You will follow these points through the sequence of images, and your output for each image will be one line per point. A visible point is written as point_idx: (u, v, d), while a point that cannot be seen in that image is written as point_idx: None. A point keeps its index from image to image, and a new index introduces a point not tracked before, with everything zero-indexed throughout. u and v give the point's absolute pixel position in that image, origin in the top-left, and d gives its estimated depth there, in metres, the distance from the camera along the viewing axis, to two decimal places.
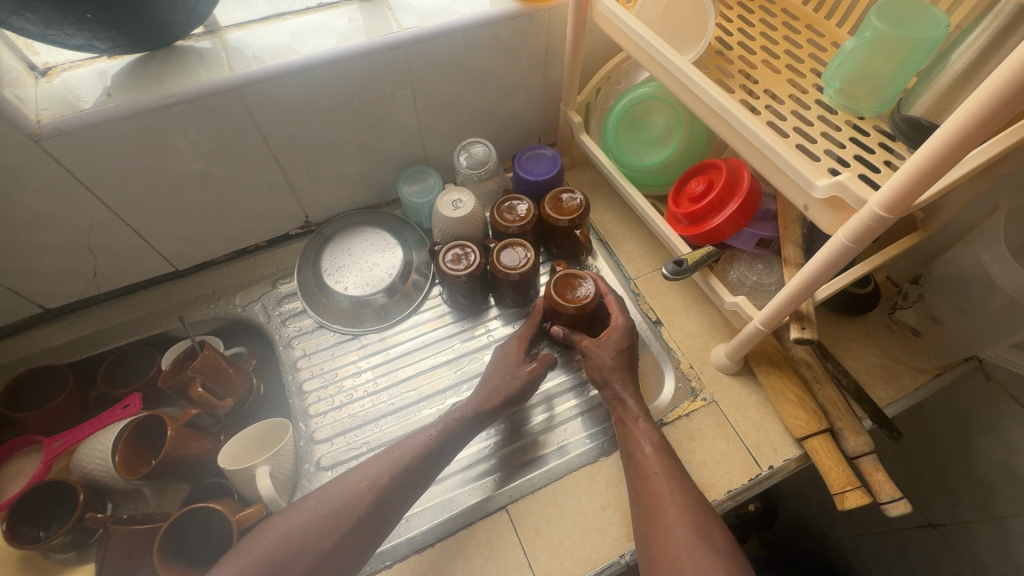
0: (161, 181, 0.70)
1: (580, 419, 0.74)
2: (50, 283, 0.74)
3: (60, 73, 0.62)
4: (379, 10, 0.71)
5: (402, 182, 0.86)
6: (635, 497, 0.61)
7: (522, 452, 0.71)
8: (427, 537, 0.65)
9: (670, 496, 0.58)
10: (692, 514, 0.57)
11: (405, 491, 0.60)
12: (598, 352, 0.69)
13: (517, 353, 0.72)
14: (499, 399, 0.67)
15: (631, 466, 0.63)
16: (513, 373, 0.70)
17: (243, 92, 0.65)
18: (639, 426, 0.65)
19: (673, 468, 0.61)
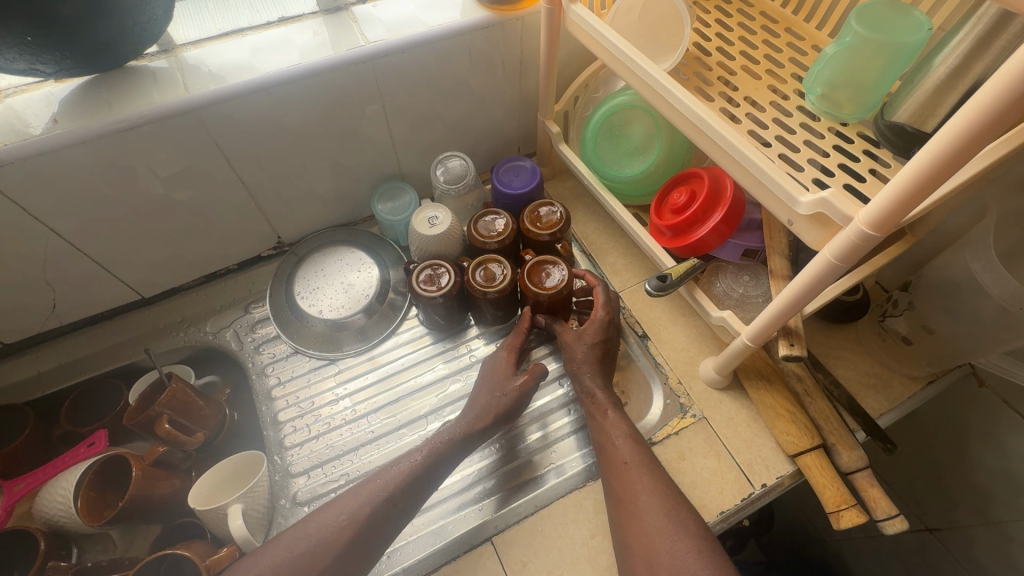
0: (119, 210, 0.66)
1: (568, 442, 0.72)
2: (6, 319, 0.71)
3: (3, 99, 0.59)
4: (345, 23, 0.68)
5: (377, 200, 0.83)
6: (609, 490, 0.61)
7: (515, 475, 0.69)
8: (419, 568, 0.63)
9: (641, 484, 0.58)
10: (662, 499, 0.56)
11: (386, 527, 0.57)
12: (581, 353, 0.68)
13: (502, 374, 0.69)
14: (490, 415, 0.65)
15: (603, 457, 0.63)
16: (502, 391, 0.67)
17: (201, 113, 0.61)
18: (609, 419, 0.65)
19: (645, 457, 0.60)
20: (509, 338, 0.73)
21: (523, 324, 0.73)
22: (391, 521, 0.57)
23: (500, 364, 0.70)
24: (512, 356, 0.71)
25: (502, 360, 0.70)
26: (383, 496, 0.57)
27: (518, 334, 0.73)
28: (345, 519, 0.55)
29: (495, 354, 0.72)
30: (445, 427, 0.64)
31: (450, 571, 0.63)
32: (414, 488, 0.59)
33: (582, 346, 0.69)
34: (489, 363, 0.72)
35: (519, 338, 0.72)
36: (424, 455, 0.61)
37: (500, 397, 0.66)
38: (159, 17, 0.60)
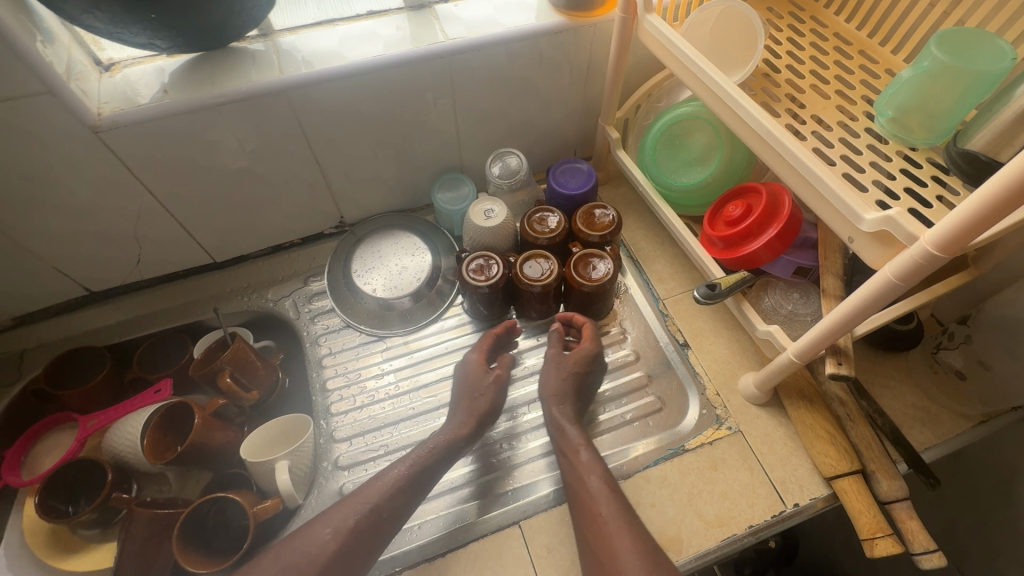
0: (206, 176, 0.72)
1: (544, 460, 0.72)
2: (98, 267, 0.78)
3: (122, 69, 0.65)
4: (427, 20, 0.72)
5: (437, 189, 0.86)
6: (584, 539, 0.60)
7: (488, 489, 0.69)
8: (428, 550, 0.65)
9: (619, 538, 0.57)
10: (642, 559, 0.55)
11: (382, 533, 0.59)
12: (571, 379, 0.71)
13: (477, 378, 0.73)
14: (479, 416, 0.69)
15: (579, 502, 0.62)
16: (479, 386, 0.72)
17: (290, 94, 0.66)
18: (582, 460, 0.64)
19: (621, 510, 0.59)
20: (478, 342, 0.77)
21: (490, 339, 0.77)
22: (385, 530, 0.59)
23: (470, 365, 0.74)
24: (481, 355, 0.75)
25: (476, 360, 0.75)
26: (379, 502, 0.60)
27: (485, 343, 0.77)
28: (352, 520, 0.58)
29: (475, 354, 0.76)
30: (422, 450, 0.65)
31: (475, 549, 0.65)
32: (403, 498, 0.61)
33: (571, 374, 0.72)
34: (460, 373, 0.75)
35: (488, 346, 0.77)
36: (415, 471, 0.63)
37: (478, 397, 0.71)
38: (264, 4, 0.65)
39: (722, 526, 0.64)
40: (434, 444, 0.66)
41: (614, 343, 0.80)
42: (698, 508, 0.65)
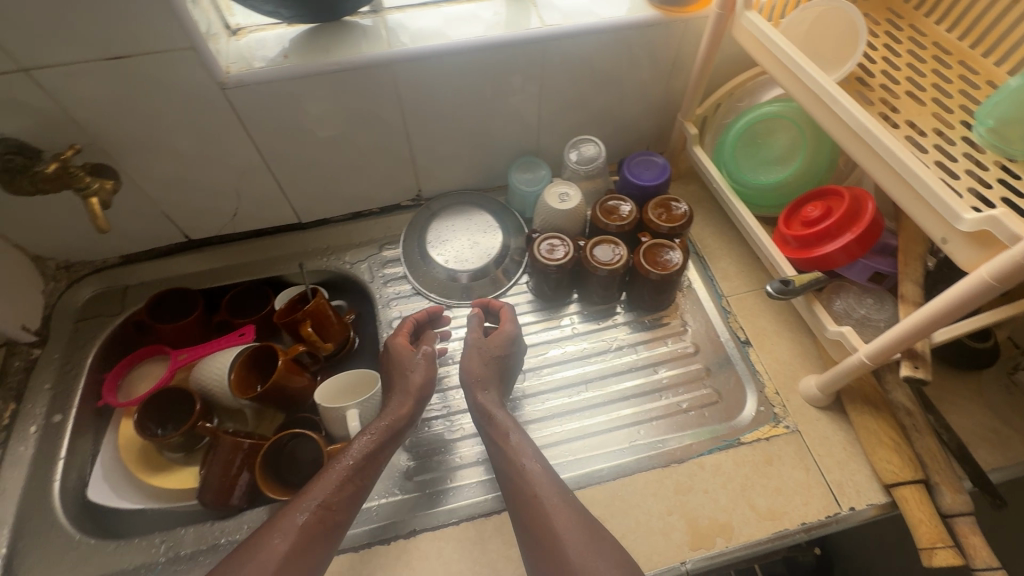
0: (307, 139, 0.77)
1: (480, 466, 0.73)
2: (200, 217, 0.84)
3: (248, 34, 0.71)
4: (525, 7, 0.76)
5: (514, 170, 0.89)
6: (517, 517, 0.60)
7: (426, 489, 0.71)
8: (356, 539, 0.66)
9: (554, 518, 0.57)
10: (582, 537, 0.56)
11: (332, 530, 0.58)
12: (495, 363, 0.71)
13: (402, 362, 0.72)
14: (416, 391, 0.69)
15: (514, 484, 0.62)
16: (403, 365, 0.71)
17: (395, 66, 0.71)
18: (512, 443, 0.64)
19: (559, 490, 0.60)
20: (397, 326, 0.77)
21: (408, 325, 0.77)
22: (338, 523, 0.59)
23: (393, 350, 0.73)
24: (401, 337, 0.75)
25: (398, 346, 0.73)
26: (325, 496, 0.59)
27: (403, 328, 0.76)
28: (300, 521, 0.57)
29: (394, 338, 0.75)
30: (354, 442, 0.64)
31: None
32: (349, 489, 0.61)
33: (490, 360, 0.71)
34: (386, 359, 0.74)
35: (407, 331, 0.76)
36: (358, 462, 0.62)
37: (401, 379, 0.70)
38: None
39: (774, 519, 0.64)
40: (368, 432, 0.65)
41: (673, 334, 0.82)
42: (751, 500, 0.66)
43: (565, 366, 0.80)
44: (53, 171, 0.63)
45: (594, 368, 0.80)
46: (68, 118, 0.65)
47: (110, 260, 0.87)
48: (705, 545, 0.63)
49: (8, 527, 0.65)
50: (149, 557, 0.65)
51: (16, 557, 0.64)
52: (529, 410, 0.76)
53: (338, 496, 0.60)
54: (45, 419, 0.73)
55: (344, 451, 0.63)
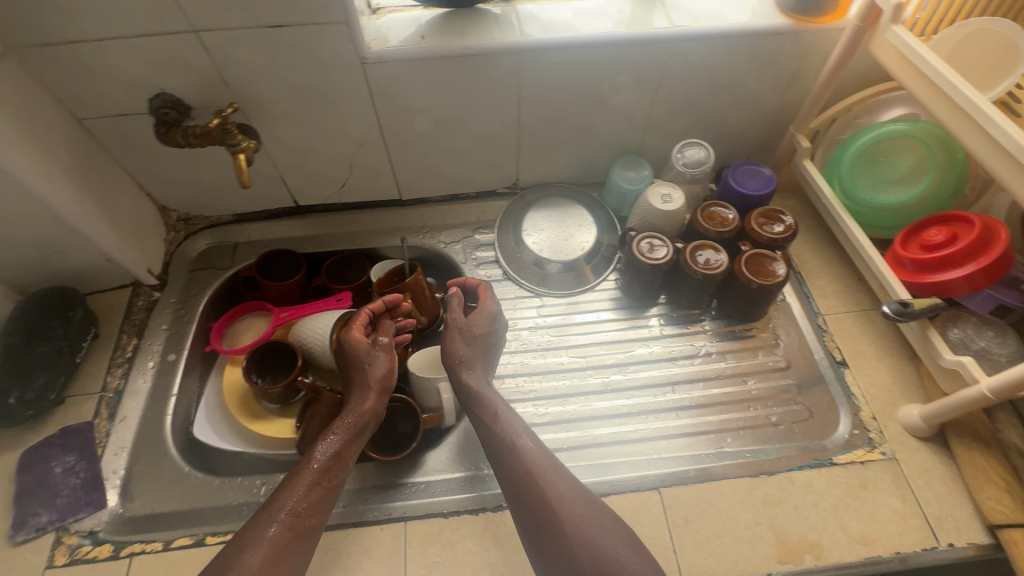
0: (425, 119, 0.80)
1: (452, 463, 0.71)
2: (312, 184, 0.89)
3: (387, 14, 0.75)
4: (653, 7, 0.77)
5: (616, 167, 0.90)
6: (506, 488, 0.61)
7: (393, 477, 0.69)
8: None
9: (548, 490, 0.59)
10: (584, 515, 0.57)
11: (307, 537, 0.56)
12: (479, 343, 0.71)
13: (362, 356, 0.68)
14: (377, 384, 0.66)
15: (507, 463, 0.62)
16: (363, 359, 0.68)
17: (523, 54, 0.73)
18: (501, 422, 0.65)
19: (553, 464, 0.62)
20: (352, 318, 0.72)
21: (362, 315, 0.72)
22: (311, 527, 0.57)
23: (349, 346, 0.68)
24: (357, 330, 0.70)
25: (354, 340, 0.69)
26: (298, 503, 0.57)
27: (358, 320, 0.72)
28: (272, 534, 0.54)
29: (349, 332, 0.70)
30: (321, 445, 0.61)
31: None
32: (319, 490, 0.59)
33: (471, 341, 0.70)
34: (342, 354, 0.70)
35: (364, 323, 0.72)
36: (328, 462, 0.60)
37: (361, 374, 0.67)
38: None
39: (866, 545, 0.63)
40: (333, 433, 0.63)
41: (764, 347, 0.81)
42: (843, 522, 0.64)
43: (650, 365, 0.80)
44: (218, 126, 0.68)
45: (680, 371, 0.79)
46: (221, 79, 0.69)
47: (224, 217, 0.93)
48: (792, 559, 0.62)
49: (127, 452, 0.70)
50: (250, 496, 0.68)
51: (132, 481, 0.68)
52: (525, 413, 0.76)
53: (311, 503, 0.57)
54: (161, 357, 0.78)
55: (310, 458, 0.60)
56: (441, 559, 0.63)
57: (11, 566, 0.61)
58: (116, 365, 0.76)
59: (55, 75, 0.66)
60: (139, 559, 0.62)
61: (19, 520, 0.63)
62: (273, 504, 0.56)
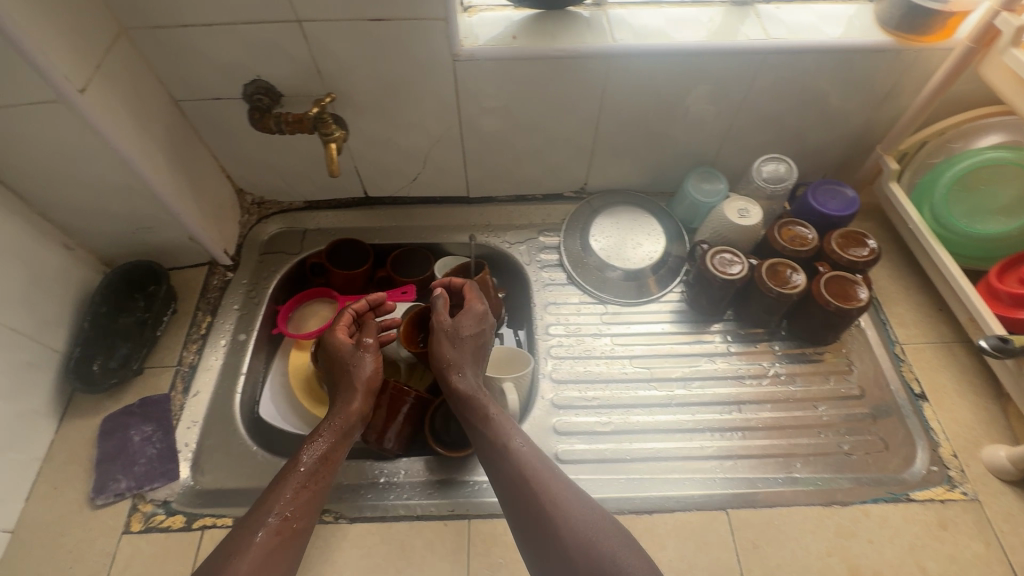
0: (505, 119, 0.80)
1: None
2: (385, 177, 0.90)
3: (478, 12, 0.75)
4: (748, 18, 0.75)
5: (690, 178, 0.88)
6: (501, 488, 0.61)
7: (451, 473, 0.69)
8: (375, 509, 0.66)
9: (543, 491, 0.59)
10: (576, 516, 0.57)
11: (295, 541, 0.56)
12: (465, 344, 0.70)
13: (346, 359, 0.69)
14: (364, 385, 0.67)
15: (502, 465, 0.62)
16: (347, 362, 0.69)
17: (612, 59, 0.72)
18: (491, 421, 0.64)
19: (544, 463, 0.62)
20: (336, 321, 0.73)
21: (346, 317, 0.73)
22: (300, 530, 0.57)
23: (333, 350, 0.70)
24: (341, 333, 0.72)
25: (338, 344, 0.70)
26: (286, 507, 0.57)
27: (342, 322, 0.73)
28: (259, 540, 0.54)
29: (333, 336, 0.71)
30: (309, 449, 0.62)
31: None
32: (306, 493, 0.59)
33: (456, 343, 0.70)
34: (327, 358, 0.71)
35: (348, 324, 0.73)
36: (316, 465, 0.61)
37: (346, 376, 0.68)
38: None
39: None
40: (320, 436, 0.63)
41: (837, 373, 0.78)
42: (921, 562, 0.62)
43: (716, 382, 0.78)
44: (315, 113, 0.71)
45: (747, 391, 0.77)
46: (316, 69, 0.71)
47: (295, 204, 0.94)
48: None
49: (199, 426, 0.72)
50: None
51: (203, 456, 0.70)
52: (563, 421, 0.74)
53: (299, 507, 0.58)
54: (233, 336, 0.80)
55: (297, 462, 0.60)
56: (504, 560, 0.62)
57: (91, 528, 0.63)
58: (191, 341, 0.78)
59: (161, 57, 0.68)
60: (210, 532, 0.63)
61: (100, 484, 0.65)
62: (262, 509, 0.56)
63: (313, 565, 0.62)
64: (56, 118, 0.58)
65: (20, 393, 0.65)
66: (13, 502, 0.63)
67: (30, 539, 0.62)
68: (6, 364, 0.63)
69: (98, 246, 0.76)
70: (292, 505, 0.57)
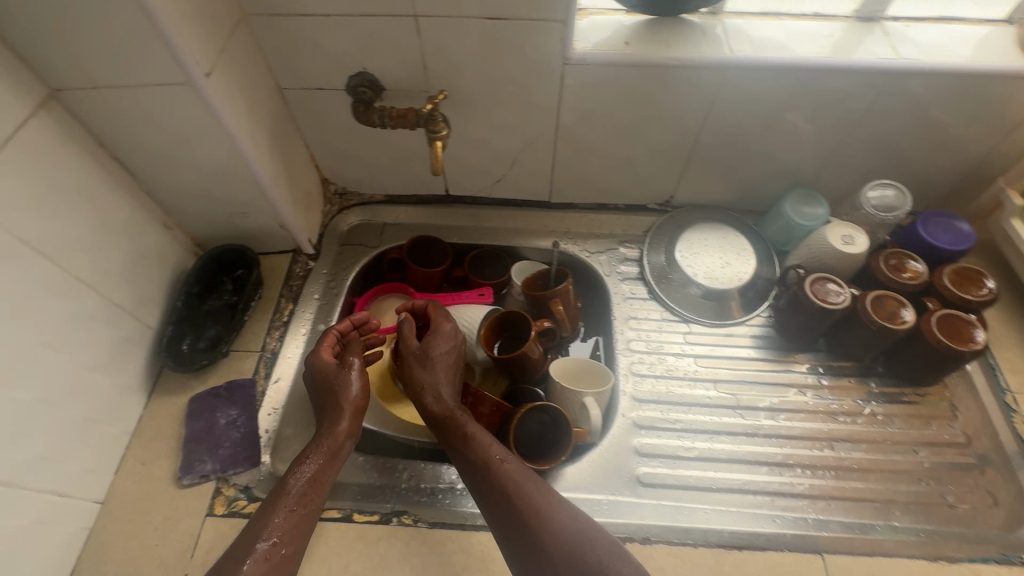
0: (602, 125, 0.78)
1: (594, 483, 0.68)
2: (470, 176, 0.89)
3: (589, 15, 0.73)
4: (875, 35, 0.71)
5: (788, 199, 0.84)
6: (485, 505, 0.59)
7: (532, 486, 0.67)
8: (452, 515, 0.65)
9: (523, 503, 0.57)
10: (560, 524, 0.55)
11: (287, 567, 0.54)
12: (439, 364, 0.69)
13: (330, 379, 0.67)
14: (353, 405, 0.65)
15: (479, 473, 0.60)
16: (331, 381, 0.66)
17: (728, 71, 0.69)
18: (469, 432, 0.63)
19: (525, 471, 0.60)
20: (319, 342, 0.71)
21: (329, 338, 0.72)
22: (291, 555, 0.54)
23: (316, 371, 0.68)
24: (323, 354, 0.70)
25: (321, 365, 0.68)
26: (276, 534, 0.54)
27: (324, 342, 0.71)
28: (247, 567, 0.52)
29: (315, 358, 0.69)
30: (296, 473, 0.59)
31: None
32: (296, 516, 0.57)
33: (429, 366, 0.69)
34: (308, 381, 0.69)
35: (330, 345, 0.72)
36: (305, 487, 0.58)
37: (333, 396, 0.65)
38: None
39: None
40: (308, 461, 0.60)
41: (940, 418, 0.74)
42: None
43: (806, 416, 0.74)
44: (428, 111, 0.70)
45: (840, 428, 0.73)
46: (423, 64, 0.70)
47: (376, 197, 0.94)
48: None
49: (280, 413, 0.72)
50: (393, 479, 0.68)
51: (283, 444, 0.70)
52: (650, 443, 0.71)
53: (290, 532, 0.55)
54: (313, 325, 0.80)
55: (285, 488, 0.58)
56: None
57: (177, 507, 0.64)
58: (274, 327, 0.79)
59: (275, 45, 0.69)
60: None
61: (187, 463, 0.66)
62: (251, 537, 0.54)
63: (391, 567, 0.61)
64: (179, 99, 0.59)
65: (119, 367, 0.66)
66: (105, 474, 0.64)
67: (120, 512, 0.63)
68: (110, 338, 0.65)
69: (194, 226, 0.78)
70: (283, 530, 0.55)
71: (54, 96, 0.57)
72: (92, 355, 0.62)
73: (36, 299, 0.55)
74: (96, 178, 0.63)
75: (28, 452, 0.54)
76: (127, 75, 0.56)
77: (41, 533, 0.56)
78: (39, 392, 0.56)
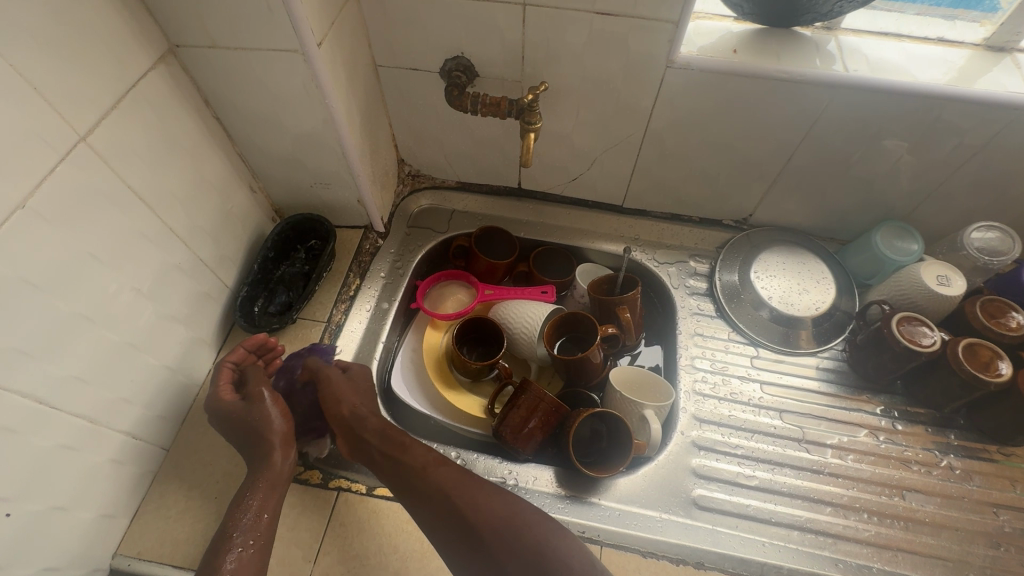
0: (692, 134, 0.76)
1: (648, 498, 0.66)
2: (546, 172, 0.88)
3: (698, 19, 0.72)
4: (1006, 66, 0.67)
5: (880, 232, 0.80)
6: (423, 508, 0.59)
7: (581, 489, 0.66)
8: None
9: (461, 500, 0.58)
10: (498, 511, 0.57)
11: None
12: (348, 388, 0.68)
13: (242, 417, 0.62)
14: (279, 437, 0.62)
15: (411, 475, 0.61)
16: (245, 419, 0.62)
17: (840, 91, 0.66)
18: (406, 445, 0.64)
19: (461, 470, 0.61)
20: (216, 382, 0.66)
21: (225, 373, 0.67)
22: None
23: (222, 413, 0.63)
24: (225, 393, 0.65)
25: (226, 404, 0.64)
26: None
27: (222, 379, 0.66)
28: None
29: (217, 400, 0.64)
30: (239, 513, 0.57)
31: None
32: (254, 545, 0.55)
33: (334, 391, 0.67)
34: (215, 424, 0.64)
35: (228, 380, 0.67)
36: (252, 524, 0.56)
37: (250, 433, 0.62)
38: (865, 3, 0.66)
39: None
40: (249, 500, 0.57)
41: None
42: None
43: (875, 460, 0.71)
44: (526, 101, 0.69)
45: (911, 477, 0.70)
46: (522, 54, 0.69)
47: (448, 182, 0.94)
48: None
49: None
50: None
51: None
52: (708, 466, 0.69)
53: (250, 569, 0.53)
54: (377, 303, 0.81)
55: (230, 532, 0.55)
56: None
57: (237, 464, 0.65)
58: (340, 300, 0.80)
59: (380, 21, 0.69)
60: (346, 495, 0.65)
61: None
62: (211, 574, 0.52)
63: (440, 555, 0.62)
64: (289, 68, 0.60)
65: (196, 321, 0.68)
66: (173, 422, 0.66)
67: (182, 462, 0.65)
68: (192, 292, 0.66)
69: (276, 192, 0.79)
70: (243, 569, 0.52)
71: (172, 51, 0.59)
72: (177, 307, 0.64)
73: (138, 246, 0.57)
74: (199, 135, 0.64)
75: (114, 392, 0.56)
76: (245, 38, 0.57)
77: (115, 473, 0.58)
78: (129, 336, 0.58)
